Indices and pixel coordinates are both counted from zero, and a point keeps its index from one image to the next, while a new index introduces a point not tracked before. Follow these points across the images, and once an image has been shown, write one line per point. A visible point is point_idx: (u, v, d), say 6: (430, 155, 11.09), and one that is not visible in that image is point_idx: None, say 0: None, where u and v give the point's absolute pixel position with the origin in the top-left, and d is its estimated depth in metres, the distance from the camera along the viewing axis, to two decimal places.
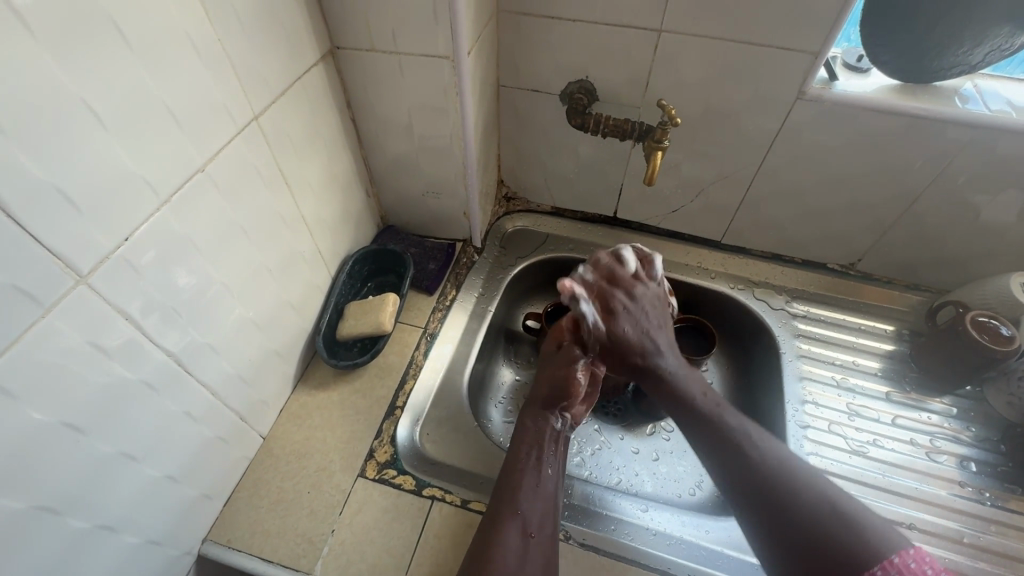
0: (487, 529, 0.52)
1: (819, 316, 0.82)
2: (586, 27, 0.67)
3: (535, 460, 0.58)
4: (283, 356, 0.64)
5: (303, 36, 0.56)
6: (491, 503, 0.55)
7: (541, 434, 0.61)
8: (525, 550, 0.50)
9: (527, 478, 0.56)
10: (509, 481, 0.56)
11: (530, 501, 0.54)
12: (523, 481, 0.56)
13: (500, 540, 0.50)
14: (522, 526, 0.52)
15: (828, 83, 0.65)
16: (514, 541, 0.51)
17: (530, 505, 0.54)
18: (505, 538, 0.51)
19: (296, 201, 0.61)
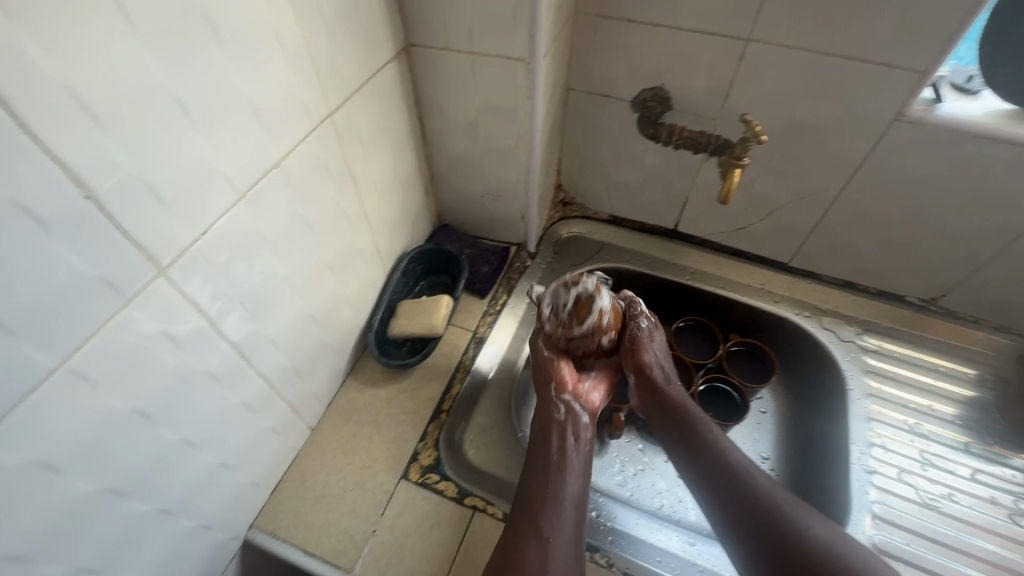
0: (508, 542, 0.50)
1: (894, 352, 0.76)
2: (668, 33, 0.64)
3: (548, 458, 0.56)
4: (336, 350, 0.64)
5: (381, 33, 0.55)
6: (512, 513, 0.54)
7: (550, 429, 0.58)
8: (548, 554, 0.49)
9: (543, 483, 0.54)
10: (529, 489, 0.54)
11: (551, 507, 0.52)
12: (538, 482, 0.54)
13: (522, 554, 0.49)
14: (542, 534, 0.50)
15: (932, 105, 0.60)
16: (536, 551, 0.49)
17: (549, 510, 0.52)
18: (525, 550, 0.49)
19: (359, 199, 0.60)
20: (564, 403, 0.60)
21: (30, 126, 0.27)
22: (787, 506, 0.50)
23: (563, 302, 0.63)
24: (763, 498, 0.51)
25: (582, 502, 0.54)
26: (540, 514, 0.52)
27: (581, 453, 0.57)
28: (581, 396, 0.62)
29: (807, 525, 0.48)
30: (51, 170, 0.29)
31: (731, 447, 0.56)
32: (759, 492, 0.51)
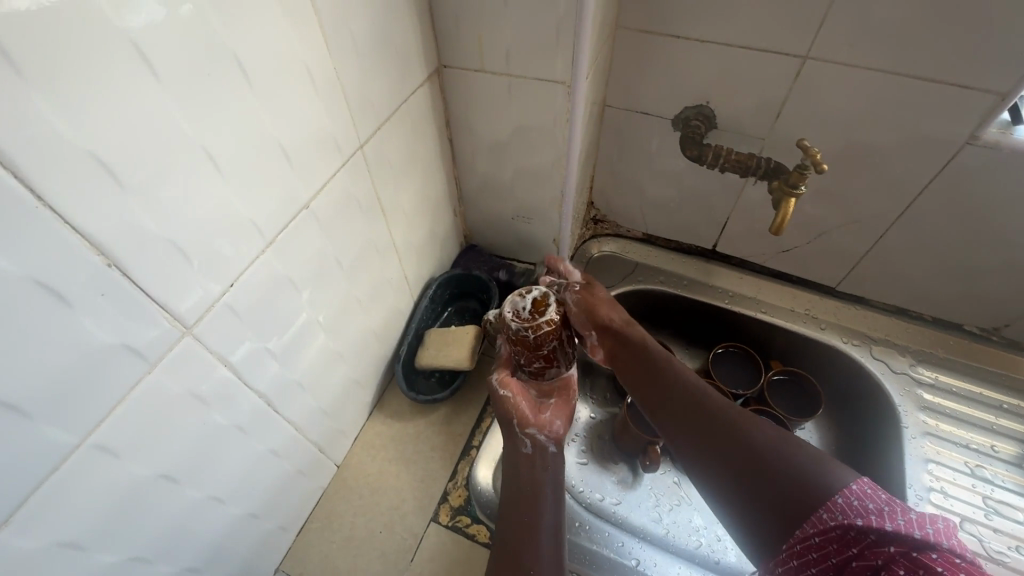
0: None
1: (952, 386, 0.71)
2: (716, 49, 0.59)
3: (520, 496, 0.50)
4: (362, 384, 0.62)
5: (413, 56, 0.52)
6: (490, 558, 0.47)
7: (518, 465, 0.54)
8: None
9: (517, 518, 0.48)
10: (506, 531, 0.47)
11: (528, 545, 0.46)
12: (513, 504, 0.49)
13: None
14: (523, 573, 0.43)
15: (1009, 128, 0.55)
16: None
17: (526, 547, 0.45)
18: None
19: (388, 229, 0.58)
20: (530, 438, 0.56)
21: (45, 195, 0.25)
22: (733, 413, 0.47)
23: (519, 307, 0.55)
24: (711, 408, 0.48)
25: (562, 533, 0.48)
26: (517, 555, 0.45)
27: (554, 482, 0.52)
28: (545, 427, 0.57)
29: (755, 427, 0.45)
30: (69, 239, 0.26)
31: (684, 373, 0.53)
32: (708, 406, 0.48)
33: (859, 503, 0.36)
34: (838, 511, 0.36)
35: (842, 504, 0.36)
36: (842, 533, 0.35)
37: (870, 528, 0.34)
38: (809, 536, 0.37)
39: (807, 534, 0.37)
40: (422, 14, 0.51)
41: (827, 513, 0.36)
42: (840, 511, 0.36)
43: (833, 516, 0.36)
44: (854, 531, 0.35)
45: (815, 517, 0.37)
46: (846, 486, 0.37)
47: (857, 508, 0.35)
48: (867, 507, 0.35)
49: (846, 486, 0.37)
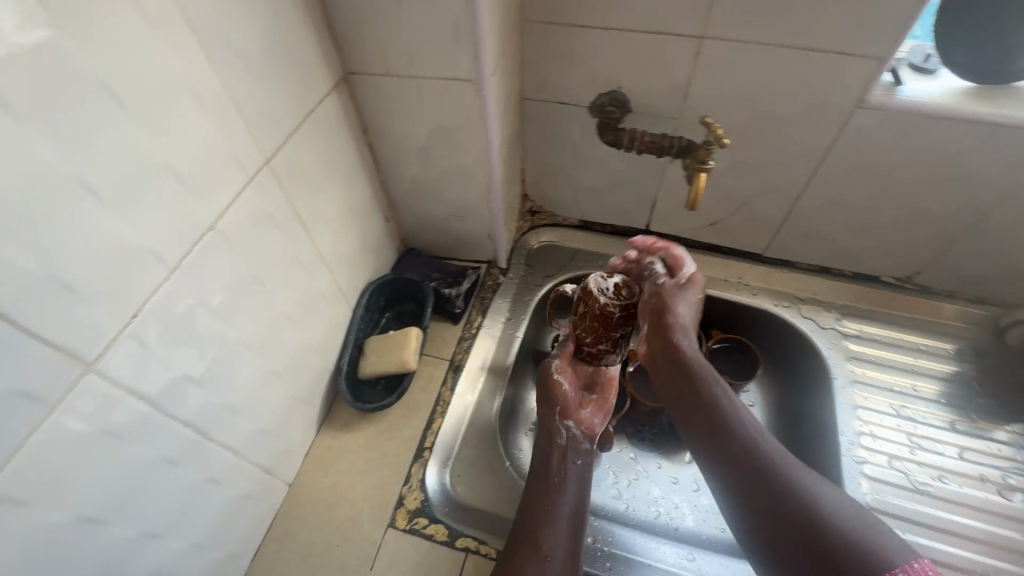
0: (507, 558, 0.52)
1: (874, 335, 0.76)
2: (619, 36, 0.61)
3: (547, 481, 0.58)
4: (305, 400, 0.61)
5: (314, 66, 0.51)
6: (511, 532, 0.55)
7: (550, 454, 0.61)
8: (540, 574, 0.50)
9: (543, 503, 0.56)
10: (527, 511, 0.56)
11: (547, 526, 0.54)
12: (537, 500, 0.56)
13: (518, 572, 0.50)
14: (540, 554, 0.52)
15: (892, 89, 0.59)
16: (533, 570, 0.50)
17: (546, 532, 0.53)
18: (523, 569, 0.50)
19: (311, 243, 0.57)
20: (566, 429, 0.63)
21: None
22: (793, 469, 0.48)
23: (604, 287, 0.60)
24: (771, 458, 0.49)
25: (580, 524, 0.55)
26: (537, 534, 0.53)
27: (578, 472, 0.60)
28: (583, 421, 0.64)
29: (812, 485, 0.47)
30: None
31: (741, 410, 0.54)
32: (766, 456, 0.49)
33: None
34: None
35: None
36: None
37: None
38: None
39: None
40: (317, 22, 0.51)
41: None
42: None
43: None
44: None
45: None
46: (909, 562, 0.40)
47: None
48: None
49: (907, 562, 0.40)
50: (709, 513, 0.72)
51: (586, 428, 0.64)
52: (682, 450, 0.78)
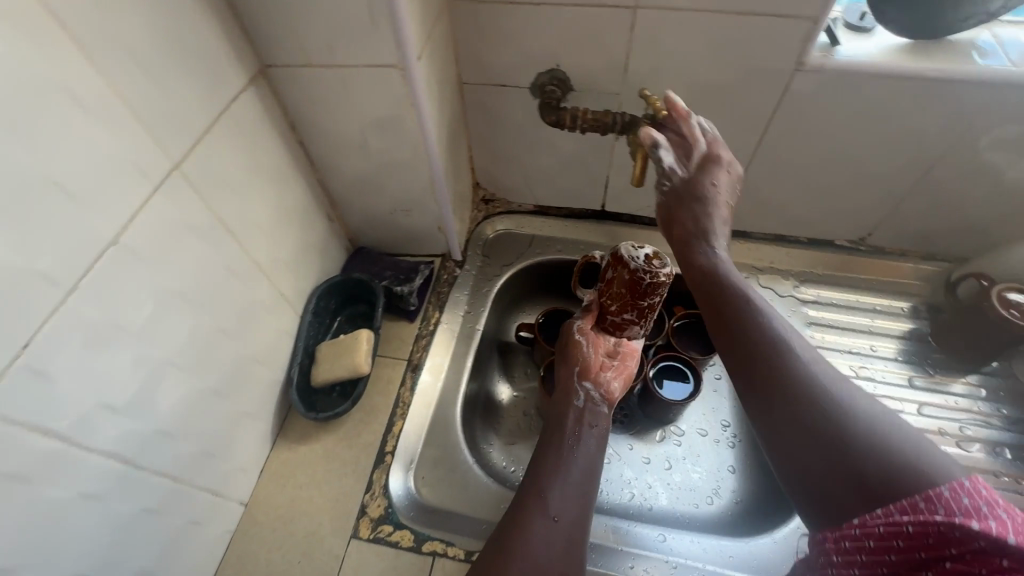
0: (513, 516, 0.50)
1: (832, 299, 0.76)
2: (551, 10, 0.59)
3: (560, 446, 0.57)
4: (254, 416, 0.58)
5: (222, 59, 0.48)
6: (518, 494, 0.53)
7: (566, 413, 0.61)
8: (548, 533, 0.49)
9: (554, 464, 0.55)
10: (536, 473, 0.55)
11: (557, 487, 0.53)
12: (550, 458, 0.56)
13: (523, 531, 0.48)
14: (546, 513, 0.50)
15: (830, 50, 0.58)
16: (540, 529, 0.49)
17: (555, 492, 0.52)
18: (529, 524, 0.49)
19: (242, 250, 0.54)
20: (584, 390, 0.63)
21: None
22: (827, 384, 0.41)
23: (636, 254, 0.59)
24: (797, 373, 0.42)
25: (591, 490, 0.54)
26: (546, 492, 0.52)
27: (591, 437, 0.59)
28: (601, 384, 0.64)
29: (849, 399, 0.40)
30: None
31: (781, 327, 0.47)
32: (790, 371, 0.43)
33: (970, 502, 0.31)
34: (941, 504, 0.31)
35: (948, 498, 0.32)
36: (944, 530, 0.30)
37: (982, 534, 0.29)
38: (903, 523, 0.32)
39: (897, 520, 0.33)
40: (221, 12, 0.47)
41: (927, 503, 0.32)
42: (944, 505, 0.31)
43: (936, 508, 0.31)
44: (959, 530, 0.30)
45: (908, 505, 0.33)
46: (957, 480, 0.32)
47: (968, 507, 0.31)
48: (983, 510, 0.30)
49: (955, 479, 0.32)
50: (682, 490, 0.73)
51: (606, 393, 0.63)
52: (653, 429, 0.77)
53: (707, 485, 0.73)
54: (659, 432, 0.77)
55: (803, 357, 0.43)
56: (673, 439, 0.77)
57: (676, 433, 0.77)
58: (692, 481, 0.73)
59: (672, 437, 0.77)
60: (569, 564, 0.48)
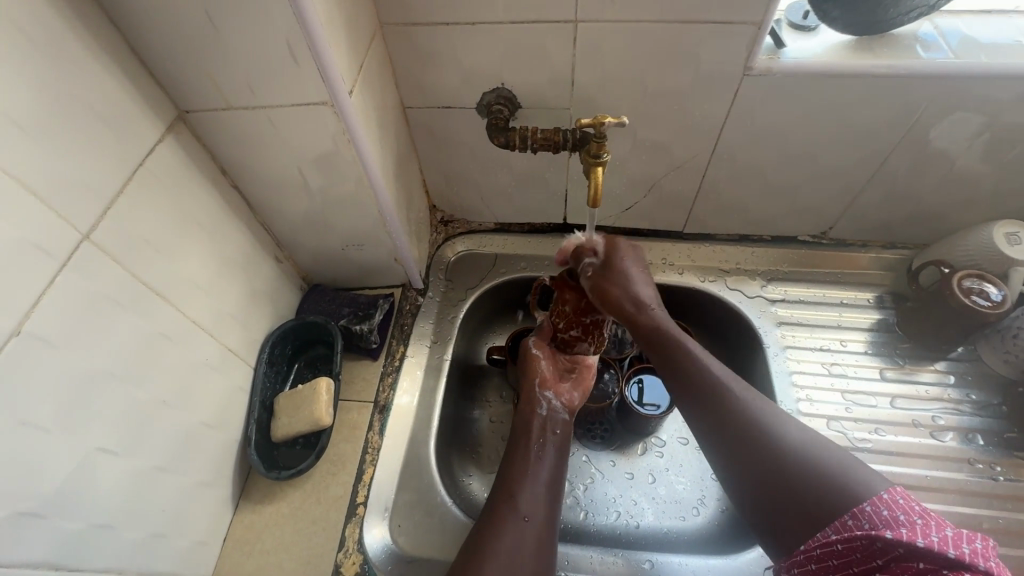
0: (486, 517, 0.50)
1: (799, 296, 0.76)
2: (489, 29, 0.56)
3: (526, 451, 0.56)
4: (210, 483, 0.55)
5: (131, 113, 0.44)
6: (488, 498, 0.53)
7: (529, 420, 0.59)
8: (521, 535, 0.48)
9: (522, 468, 0.55)
10: (505, 476, 0.54)
11: (527, 488, 0.53)
12: (518, 462, 0.55)
13: (496, 530, 0.48)
14: (517, 514, 0.50)
15: (775, 53, 0.57)
16: (512, 531, 0.48)
17: (525, 492, 0.52)
18: (502, 528, 0.49)
19: (176, 312, 0.50)
20: (545, 400, 0.61)
21: None
22: (767, 422, 0.45)
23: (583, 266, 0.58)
24: (744, 414, 0.46)
25: (557, 490, 0.54)
26: (516, 493, 0.52)
27: (554, 441, 0.58)
28: (562, 394, 0.62)
29: (781, 432, 0.44)
30: None
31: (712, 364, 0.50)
32: (737, 413, 0.46)
33: (888, 513, 0.37)
34: (864, 518, 0.37)
35: (870, 513, 0.37)
36: (870, 543, 0.36)
37: (898, 542, 0.35)
38: (832, 540, 0.38)
39: (828, 539, 0.38)
40: (123, 62, 0.43)
41: (853, 520, 0.38)
42: (867, 519, 0.37)
43: (859, 523, 0.37)
44: (881, 541, 0.36)
45: (839, 524, 0.38)
46: (876, 493, 0.38)
47: (886, 518, 0.37)
48: (899, 519, 0.36)
49: (875, 493, 0.38)
50: (667, 503, 0.71)
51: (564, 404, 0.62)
52: (634, 443, 0.75)
53: (692, 496, 0.71)
54: (641, 445, 0.75)
55: (746, 399, 0.47)
56: (655, 450, 0.75)
57: (657, 445, 0.75)
58: (677, 493, 0.72)
59: (654, 448, 0.75)
60: (541, 564, 0.47)
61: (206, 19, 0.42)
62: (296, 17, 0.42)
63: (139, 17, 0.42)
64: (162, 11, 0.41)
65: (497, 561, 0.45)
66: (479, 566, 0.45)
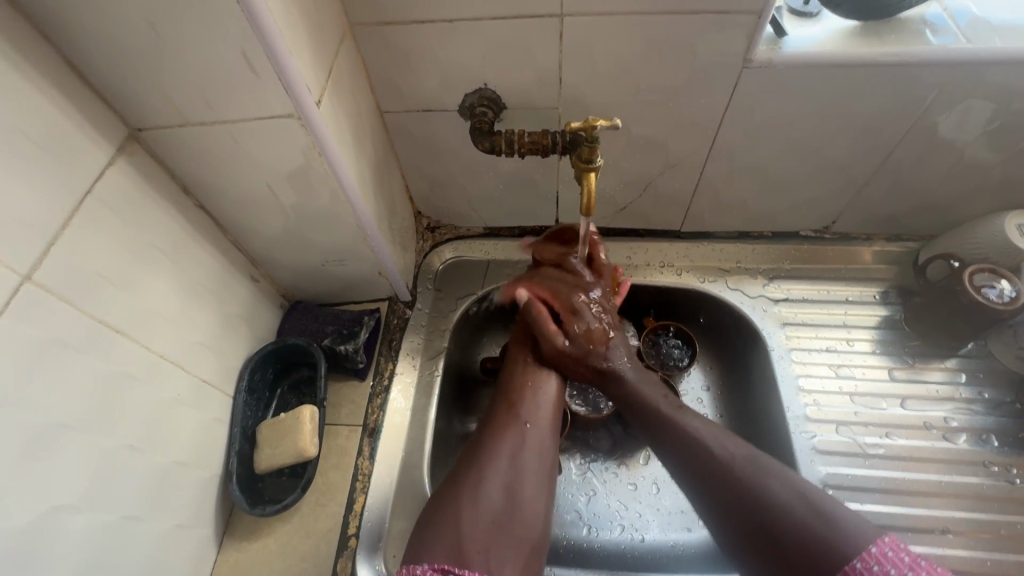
0: (489, 428, 0.52)
1: (802, 295, 0.73)
2: (467, 27, 0.52)
3: (526, 369, 0.57)
4: (189, 525, 0.51)
5: (73, 137, 0.40)
6: (490, 410, 0.54)
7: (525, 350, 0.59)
8: (524, 439, 0.50)
9: (523, 380, 0.56)
10: (506, 390, 0.55)
11: (528, 398, 0.54)
12: (518, 379, 0.56)
13: (497, 435, 0.50)
14: (520, 420, 0.52)
15: (776, 42, 0.53)
16: (516, 436, 0.50)
17: (527, 401, 0.54)
18: (504, 434, 0.51)
19: (140, 348, 0.46)
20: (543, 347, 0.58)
21: None
22: (749, 477, 0.46)
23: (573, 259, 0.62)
24: (724, 468, 0.47)
25: (560, 399, 0.56)
26: (517, 401, 0.54)
27: (555, 359, 0.58)
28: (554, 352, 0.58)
29: (771, 490, 0.44)
30: None
31: (684, 420, 0.52)
32: (725, 475, 0.46)
33: (880, 570, 0.37)
34: None
35: (861, 570, 0.37)
36: None
37: None
38: None
39: None
40: (62, 81, 0.39)
41: None
42: None
43: None
44: None
45: None
46: (865, 548, 0.38)
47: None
48: (890, 575, 0.37)
49: (864, 548, 0.38)
50: (673, 514, 0.69)
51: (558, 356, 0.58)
52: (637, 452, 0.72)
53: None
54: (643, 453, 0.72)
55: (725, 454, 0.48)
56: (659, 459, 0.72)
57: None
58: (683, 503, 0.69)
59: (658, 457, 0.72)
60: (546, 464, 0.50)
61: (151, 30, 0.38)
62: (247, 17, 0.37)
63: (77, 31, 0.37)
64: (102, 22, 0.37)
65: (497, 465, 0.48)
66: (479, 472, 0.47)
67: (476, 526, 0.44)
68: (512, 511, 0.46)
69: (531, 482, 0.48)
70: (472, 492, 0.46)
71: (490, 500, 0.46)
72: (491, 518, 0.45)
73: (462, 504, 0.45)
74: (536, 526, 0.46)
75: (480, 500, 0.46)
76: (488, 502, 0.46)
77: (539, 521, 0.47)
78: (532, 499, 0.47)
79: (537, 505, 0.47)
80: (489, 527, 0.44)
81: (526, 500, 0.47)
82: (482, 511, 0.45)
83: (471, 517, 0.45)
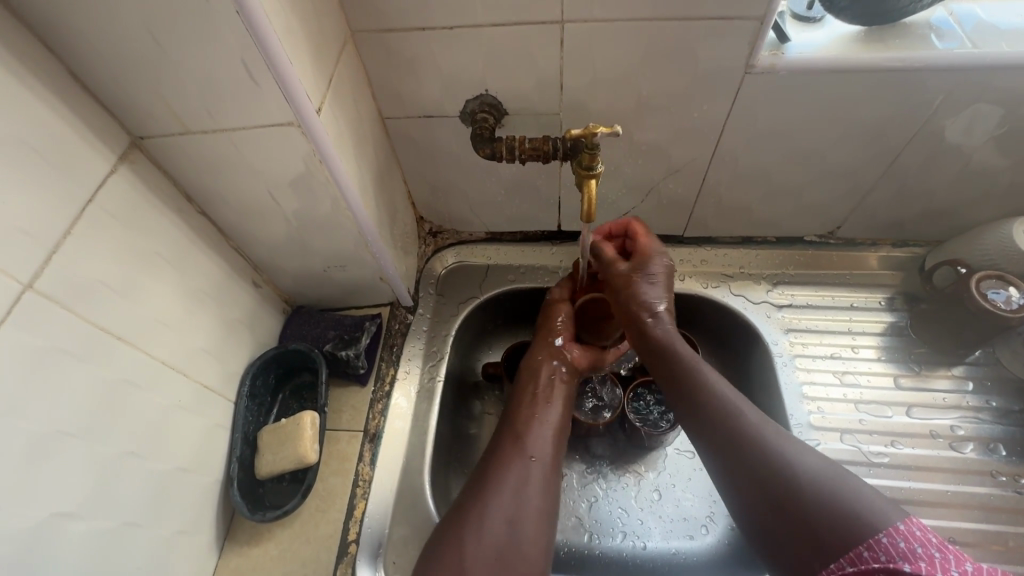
0: (494, 460, 0.51)
1: (807, 300, 0.72)
2: (467, 34, 0.52)
3: (533, 398, 0.56)
4: (189, 530, 0.52)
5: (76, 146, 0.40)
6: (495, 441, 0.54)
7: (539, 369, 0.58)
8: (527, 475, 0.50)
9: (530, 410, 0.55)
10: (511, 421, 0.55)
11: (533, 431, 0.53)
12: (524, 412, 0.55)
13: (501, 468, 0.50)
14: (524, 454, 0.51)
15: (779, 48, 0.53)
16: (519, 471, 0.50)
17: (531, 434, 0.53)
18: (510, 468, 0.50)
19: (142, 355, 0.46)
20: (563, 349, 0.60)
21: None
22: (778, 447, 0.44)
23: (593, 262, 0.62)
24: (752, 444, 0.44)
25: (564, 431, 0.55)
26: (522, 433, 0.53)
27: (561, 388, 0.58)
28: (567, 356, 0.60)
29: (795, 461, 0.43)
30: None
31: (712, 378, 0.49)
32: (749, 440, 0.45)
33: (906, 545, 0.35)
34: (881, 551, 0.35)
35: (887, 544, 0.36)
36: None
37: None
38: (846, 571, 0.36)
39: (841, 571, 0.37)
40: (65, 91, 0.39)
41: (869, 552, 0.36)
42: (884, 552, 0.35)
43: (877, 556, 0.35)
44: None
45: (855, 555, 0.36)
46: (892, 523, 0.37)
47: (904, 550, 0.35)
48: (916, 551, 0.35)
49: (892, 524, 0.37)
50: (674, 521, 0.68)
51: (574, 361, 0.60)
52: (638, 458, 0.72)
53: (700, 513, 0.69)
54: (644, 460, 0.72)
55: (753, 420, 0.46)
56: (660, 466, 0.72)
57: (661, 460, 0.72)
58: (684, 511, 0.69)
59: (659, 464, 0.72)
60: (549, 499, 0.49)
61: (152, 41, 0.38)
62: (247, 29, 0.37)
63: (80, 42, 0.38)
64: (103, 33, 0.37)
65: (501, 500, 0.47)
66: (482, 508, 0.47)
67: (479, 562, 0.44)
68: (515, 548, 0.45)
69: (533, 516, 0.47)
70: (476, 528, 0.46)
71: (493, 534, 0.45)
72: (493, 555, 0.44)
73: (465, 541, 0.45)
74: (538, 563, 0.45)
75: (483, 534, 0.45)
76: (493, 538, 0.45)
77: (541, 556, 0.46)
78: (534, 535, 0.46)
79: (541, 542, 0.46)
80: (492, 562, 0.44)
81: (528, 536, 0.46)
82: (486, 546, 0.45)
83: (474, 553, 0.44)
